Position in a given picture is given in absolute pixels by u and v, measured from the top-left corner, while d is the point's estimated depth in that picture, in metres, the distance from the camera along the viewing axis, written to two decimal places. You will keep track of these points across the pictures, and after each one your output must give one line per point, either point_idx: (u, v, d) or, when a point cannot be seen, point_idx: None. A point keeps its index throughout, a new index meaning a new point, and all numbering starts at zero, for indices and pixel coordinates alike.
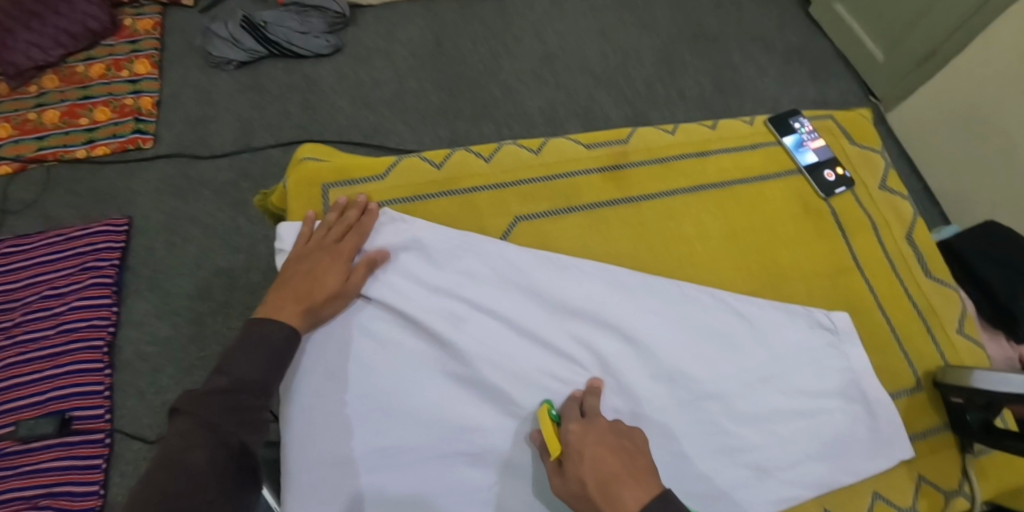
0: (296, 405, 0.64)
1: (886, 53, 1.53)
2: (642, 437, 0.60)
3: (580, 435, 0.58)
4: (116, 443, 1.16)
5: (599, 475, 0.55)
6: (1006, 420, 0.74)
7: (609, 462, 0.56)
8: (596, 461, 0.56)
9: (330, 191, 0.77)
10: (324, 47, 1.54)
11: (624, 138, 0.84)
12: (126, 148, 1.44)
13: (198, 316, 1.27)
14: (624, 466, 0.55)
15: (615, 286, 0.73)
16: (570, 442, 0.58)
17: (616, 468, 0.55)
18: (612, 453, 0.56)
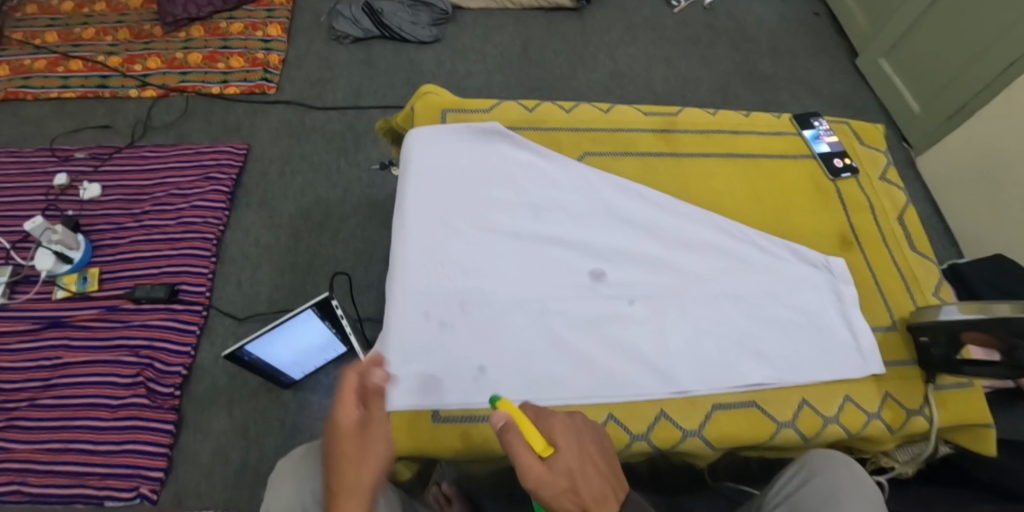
0: (414, 248, 0.87)
1: (922, 104, 1.72)
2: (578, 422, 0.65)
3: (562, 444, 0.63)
4: (210, 317, 1.38)
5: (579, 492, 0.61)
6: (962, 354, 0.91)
7: (588, 474, 0.61)
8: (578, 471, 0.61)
9: (448, 114, 1.02)
10: (428, 36, 1.83)
11: (674, 112, 1.06)
12: (253, 91, 1.71)
13: (296, 231, 1.49)
14: (604, 483, 0.61)
15: (664, 207, 0.93)
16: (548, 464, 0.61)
17: (601, 481, 0.62)
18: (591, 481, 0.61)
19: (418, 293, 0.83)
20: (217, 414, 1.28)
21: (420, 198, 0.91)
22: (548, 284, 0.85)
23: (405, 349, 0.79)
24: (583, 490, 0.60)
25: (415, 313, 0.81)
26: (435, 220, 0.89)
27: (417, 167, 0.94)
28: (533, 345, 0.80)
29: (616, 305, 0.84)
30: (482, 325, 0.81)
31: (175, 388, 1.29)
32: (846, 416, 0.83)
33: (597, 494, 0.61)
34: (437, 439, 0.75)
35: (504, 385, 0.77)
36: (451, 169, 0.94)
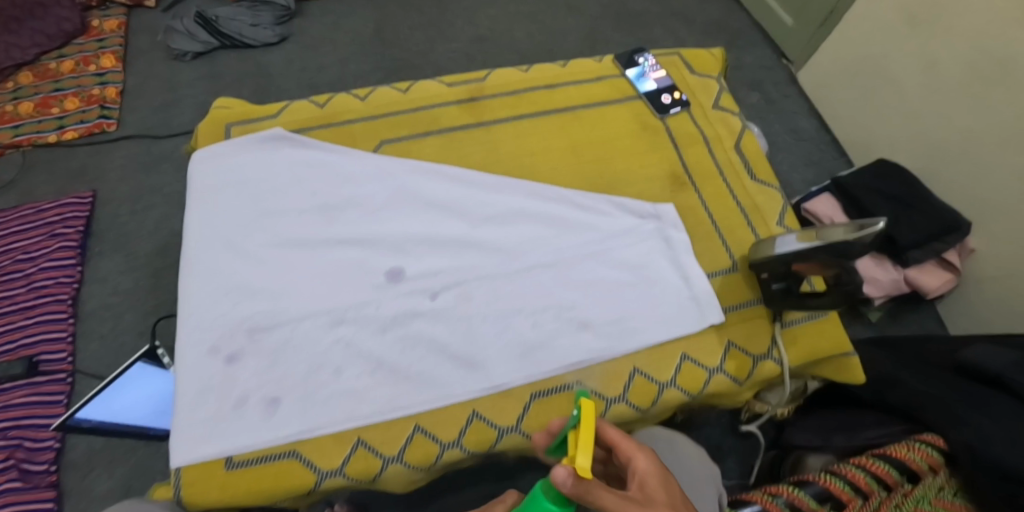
0: (193, 280, 0.78)
1: (794, 18, 1.66)
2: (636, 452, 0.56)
3: (653, 488, 0.51)
4: (77, 382, 1.31)
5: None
6: (813, 283, 0.85)
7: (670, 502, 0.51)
8: None
9: (233, 129, 0.93)
10: (272, 36, 1.70)
11: (482, 78, 0.97)
12: (93, 131, 1.58)
13: (153, 270, 1.42)
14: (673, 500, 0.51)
15: (468, 183, 0.86)
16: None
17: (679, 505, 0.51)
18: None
19: (203, 330, 0.75)
20: (98, 478, 1.21)
21: (200, 224, 0.83)
22: (345, 293, 0.78)
23: (191, 395, 0.71)
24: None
25: (197, 354, 0.74)
26: (220, 246, 0.81)
27: (200, 191, 0.85)
28: (330, 364, 0.73)
29: (419, 300, 0.77)
30: (273, 350, 0.74)
31: (49, 464, 1.20)
32: (683, 377, 0.77)
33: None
34: (231, 485, 0.67)
35: (302, 414, 0.70)
36: (235, 185, 0.86)
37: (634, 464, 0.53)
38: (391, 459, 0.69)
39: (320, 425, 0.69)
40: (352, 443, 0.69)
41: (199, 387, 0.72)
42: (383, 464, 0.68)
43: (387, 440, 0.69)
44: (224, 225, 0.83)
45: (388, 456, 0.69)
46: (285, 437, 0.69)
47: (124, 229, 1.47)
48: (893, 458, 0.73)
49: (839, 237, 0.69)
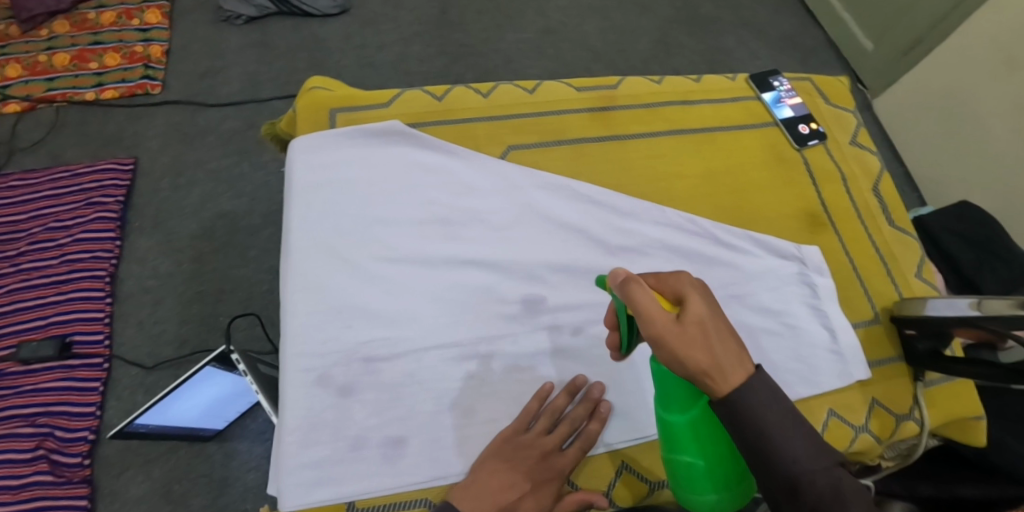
0: (300, 295, 0.70)
1: (874, 42, 1.60)
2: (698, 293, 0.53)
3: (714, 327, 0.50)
4: (114, 368, 1.21)
5: (713, 361, 0.49)
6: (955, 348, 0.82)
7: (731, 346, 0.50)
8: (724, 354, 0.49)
9: (338, 116, 0.83)
10: (332, 7, 1.59)
11: (613, 85, 0.89)
12: (134, 93, 1.46)
13: (196, 254, 1.31)
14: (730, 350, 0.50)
15: (601, 205, 0.79)
16: (697, 295, 0.52)
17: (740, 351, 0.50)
18: (732, 344, 0.50)
19: (311, 354, 0.67)
20: (134, 478, 1.13)
21: (305, 229, 0.74)
22: (471, 322, 0.70)
23: (302, 430, 0.64)
24: (725, 355, 0.49)
25: (309, 381, 0.66)
26: (330, 257, 0.72)
27: (301, 188, 0.76)
28: (459, 405, 0.66)
29: (556, 336, 0.71)
30: (395, 383, 0.67)
31: (83, 457, 1.12)
32: (829, 435, 0.73)
33: (732, 357, 0.49)
34: None
35: (432, 460, 0.64)
36: (341, 185, 0.76)
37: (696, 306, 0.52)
38: None
39: (454, 475, 0.63)
40: None
41: (315, 420, 0.65)
42: None
43: None
44: (331, 233, 0.74)
45: None
46: (414, 485, 0.63)
47: (165, 204, 1.36)
48: None
49: (1005, 311, 0.67)
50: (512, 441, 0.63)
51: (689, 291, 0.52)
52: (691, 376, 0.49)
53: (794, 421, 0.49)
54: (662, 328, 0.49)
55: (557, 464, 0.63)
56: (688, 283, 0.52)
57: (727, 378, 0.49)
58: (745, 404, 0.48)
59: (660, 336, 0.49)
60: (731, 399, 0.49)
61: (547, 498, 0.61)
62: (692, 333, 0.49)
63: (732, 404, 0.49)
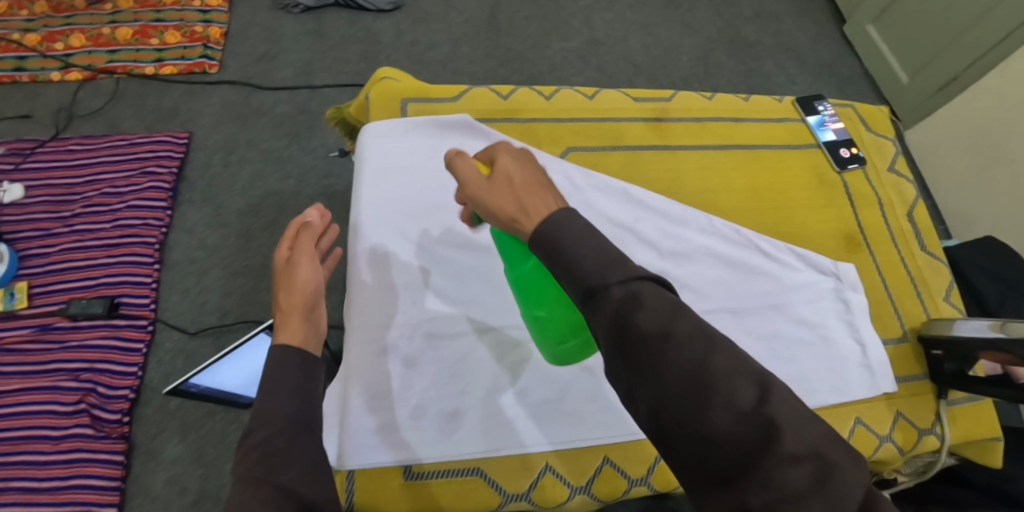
0: (370, 270, 0.75)
1: (910, 76, 1.64)
2: (512, 155, 0.55)
3: (516, 180, 0.52)
4: (157, 332, 1.25)
5: (517, 206, 0.51)
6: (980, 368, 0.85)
7: (537, 191, 0.51)
8: (526, 198, 0.50)
9: (409, 105, 0.88)
10: (386, 3, 1.65)
11: (668, 97, 0.93)
12: (192, 71, 1.52)
13: (244, 229, 1.36)
14: (534, 196, 0.51)
15: (653, 208, 0.83)
16: (507, 154, 0.55)
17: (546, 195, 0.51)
18: (539, 191, 0.51)
19: (376, 324, 0.73)
20: (171, 439, 1.17)
21: (374, 209, 0.79)
22: None
23: (366, 394, 0.69)
24: (528, 200, 0.50)
25: (374, 350, 0.71)
26: (398, 237, 0.78)
27: (373, 171, 0.81)
28: (513, 383, 0.72)
29: None
30: (457, 358, 0.72)
31: (123, 414, 1.17)
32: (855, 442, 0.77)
33: (536, 196, 0.50)
34: (414, 496, 0.67)
35: (487, 431, 0.69)
36: (412, 171, 0.82)
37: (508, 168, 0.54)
38: (578, 489, 0.69)
39: (506, 447, 0.69)
40: (540, 469, 0.69)
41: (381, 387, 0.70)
42: (570, 493, 0.69)
43: (574, 470, 0.69)
44: (401, 216, 0.79)
45: (575, 485, 0.69)
46: (468, 454, 0.68)
47: (215, 179, 1.41)
48: None
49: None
50: None
51: (501, 156, 0.55)
52: (506, 222, 0.51)
53: (596, 238, 0.47)
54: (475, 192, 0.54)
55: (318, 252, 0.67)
56: (502, 147, 0.56)
57: (534, 215, 0.49)
58: (545, 231, 0.48)
59: (475, 195, 0.54)
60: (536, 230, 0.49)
61: None
62: (498, 185, 0.52)
63: (540, 234, 0.48)
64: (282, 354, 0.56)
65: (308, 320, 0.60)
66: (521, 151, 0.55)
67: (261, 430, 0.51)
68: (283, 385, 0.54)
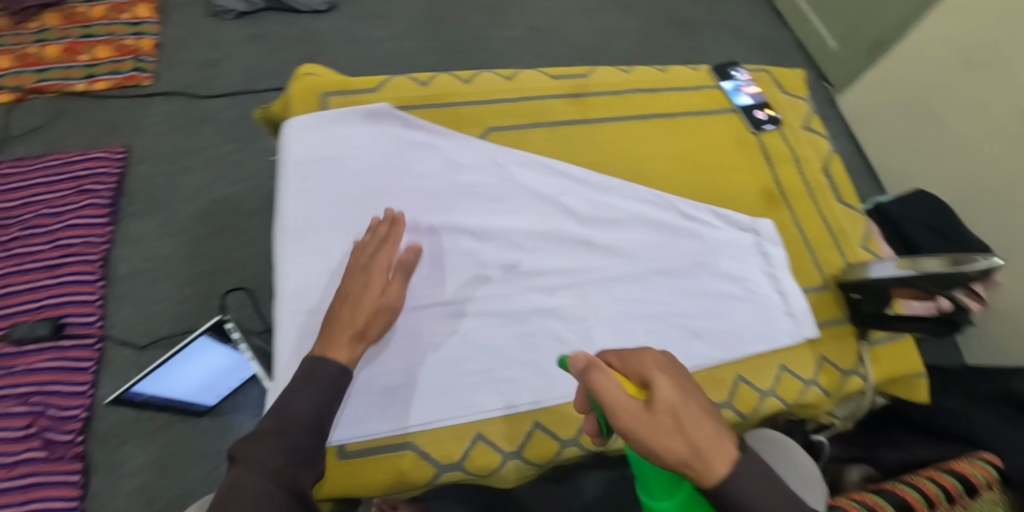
0: (297, 262, 0.76)
1: (840, 43, 1.69)
2: (655, 363, 0.51)
3: (689, 418, 0.47)
4: (107, 349, 1.24)
5: (692, 449, 0.47)
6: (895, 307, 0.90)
7: (710, 429, 0.48)
8: (706, 442, 0.47)
9: (330, 99, 0.89)
10: (321, 3, 1.63)
11: (585, 74, 0.96)
12: (126, 84, 1.49)
13: (190, 237, 1.34)
14: (712, 436, 0.48)
15: (575, 179, 0.84)
16: (664, 377, 0.49)
17: (723, 435, 0.48)
18: (710, 426, 0.48)
19: (307, 313, 0.74)
20: (131, 451, 1.17)
21: (298, 201, 0.79)
22: (452, 277, 0.75)
23: None
24: (703, 438, 0.47)
25: (305, 338, 0.72)
26: (327, 227, 0.78)
27: (297, 163, 0.81)
28: (445, 358, 0.71)
29: (535, 298, 0.76)
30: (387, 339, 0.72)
31: (76, 434, 1.15)
32: (782, 387, 0.78)
33: (710, 435, 0.48)
34: (348, 477, 0.65)
35: (416, 406, 0.69)
36: (334, 159, 0.82)
37: (661, 389, 0.48)
38: (511, 454, 0.69)
39: (437, 418, 0.69)
40: (471, 437, 0.69)
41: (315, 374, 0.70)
42: (503, 459, 0.69)
43: (508, 435, 0.69)
44: (326, 205, 0.79)
45: (508, 451, 0.69)
46: (400, 429, 0.67)
47: (157, 190, 1.38)
48: (957, 472, 0.78)
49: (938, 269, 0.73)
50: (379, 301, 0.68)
51: (655, 373, 0.50)
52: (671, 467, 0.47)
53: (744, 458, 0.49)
54: (632, 417, 0.47)
55: (381, 262, 0.70)
56: (651, 364, 0.50)
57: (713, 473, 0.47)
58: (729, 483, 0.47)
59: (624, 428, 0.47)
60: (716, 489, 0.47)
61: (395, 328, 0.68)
62: (663, 423, 0.47)
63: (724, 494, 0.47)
64: (326, 362, 0.62)
65: (355, 347, 0.64)
66: (669, 360, 0.51)
67: (276, 419, 0.58)
68: (311, 388, 0.60)
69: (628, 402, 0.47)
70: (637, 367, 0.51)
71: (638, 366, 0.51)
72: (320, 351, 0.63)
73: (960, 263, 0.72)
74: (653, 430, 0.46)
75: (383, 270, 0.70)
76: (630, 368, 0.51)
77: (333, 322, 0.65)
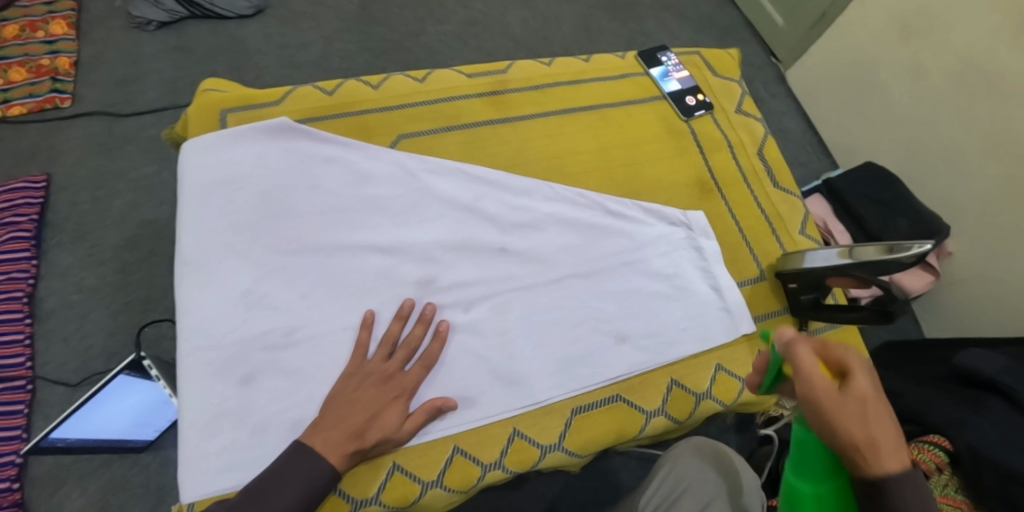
0: (195, 295, 0.71)
1: (785, 17, 1.65)
2: (864, 358, 0.51)
3: (874, 406, 0.48)
4: (39, 389, 1.17)
5: (870, 440, 0.47)
6: (835, 297, 0.87)
7: (890, 425, 0.48)
8: (886, 435, 0.47)
9: (230, 116, 0.83)
10: (246, 8, 1.55)
11: (503, 69, 0.91)
12: (43, 107, 1.40)
13: (121, 265, 1.28)
14: (890, 430, 0.48)
15: (492, 184, 0.80)
16: (864, 370, 0.50)
17: (899, 435, 0.48)
18: (893, 424, 0.49)
19: (210, 349, 0.69)
20: (69, 495, 1.11)
21: (195, 228, 0.74)
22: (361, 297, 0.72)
23: (202, 422, 0.66)
24: (880, 432, 0.47)
25: (206, 375, 0.68)
26: (226, 255, 0.73)
27: (193, 188, 0.76)
28: None
29: (449, 313, 0.71)
30: (297, 371, 0.69)
31: (11, 482, 1.08)
32: (718, 387, 0.75)
33: (889, 432, 0.48)
34: None
35: None
36: (233, 181, 0.77)
37: (857, 377, 0.50)
38: (430, 483, 0.64)
39: None
40: (388, 467, 0.64)
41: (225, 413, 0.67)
42: (422, 489, 0.64)
43: (425, 464, 0.65)
44: (224, 232, 0.74)
45: (427, 480, 0.64)
46: None
47: (82, 218, 1.31)
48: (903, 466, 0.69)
49: (875, 256, 0.71)
50: (372, 386, 0.64)
51: (854, 363, 0.51)
52: (845, 452, 0.48)
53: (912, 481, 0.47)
54: (831, 398, 0.49)
55: (401, 383, 0.65)
56: (856, 356, 0.51)
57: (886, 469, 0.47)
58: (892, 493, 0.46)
59: (821, 405, 0.49)
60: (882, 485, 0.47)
61: (398, 412, 0.64)
62: (856, 409, 0.48)
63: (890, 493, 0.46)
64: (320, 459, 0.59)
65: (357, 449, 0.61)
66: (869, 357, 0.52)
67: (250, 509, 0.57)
68: (287, 481, 0.58)
69: (825, 383, 0.50)
70: (846, 352, 0.51)
71: (839, 351, 0.52)
72: (311, 441, 0.61)
73: (894, 250, 0.71)
74: (837, 409, 0.48)
75: (406, 398, 0.65)
76: (833, 352, 0.52)
77: (337, 412, 0.62)
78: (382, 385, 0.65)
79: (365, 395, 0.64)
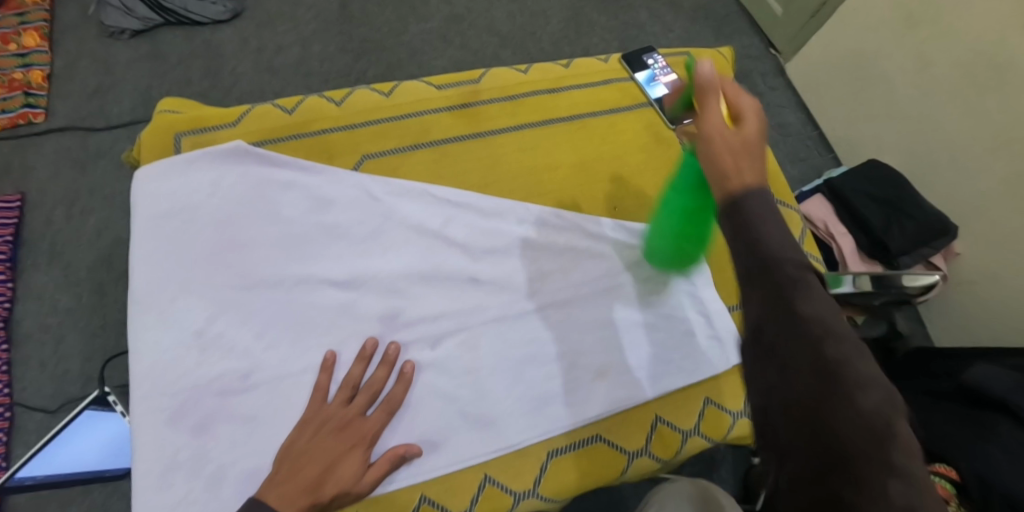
0: (144, 338, 0.66)
1: (782, 6, 1.58)
2: (763, 119, 0.50)
3: (747, 139, 0.47)
4: (17, 417, 1.14)
5: (733, 158, 0.46)
6: None
7: (757, 159, 0.46)
8: (749, 164, 0.45)
9: (184, 139, 0.79)
10: (222, 12, 1.50)
11: (476, 79, 0.86)
12: (16, 123, 1.36)
13: (96, 285, 1.25)
14: (754, 162, 0.46)
15: (463, 207, 0.75)
16: (756, 121, 0.49)
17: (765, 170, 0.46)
18: (761, 159, 0.47)
19: (162, 394, 0.65)
20: None
21: (147, 263, 0.70)
22: (320, 333, 0.68)
23: (153, 474, 0.62)
24: (745, 157, 0.46)
25: (158, 423, 0.64)
26: (179, 292, 0.69)
27: (145, 219, 0.72)
28: None
29: (414, 351, 0.67)
30: (255, 416, 0.65)
31: None
32: (706, 424, 0.71)
33: (755, 166, 0.46)
34: None
35: None
36: (187, 211, 0.72)
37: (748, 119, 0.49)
38: None
39: None
40: None
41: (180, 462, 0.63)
42: None
43: None
44: (177, 268, 0.70)
45: None
46: None
47: (57, 237, 1.28)
48: None
49: None
50: (329, 433, 0.61)
51: (749, 114, 0.50)
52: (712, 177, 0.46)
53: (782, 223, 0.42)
54: (715, 121, 0.48)
55: (359, 431, 0.61)
56: (753, 107, 0.50)
57: (746, 185, 0.44)
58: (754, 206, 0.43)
59: (707, 134, 0.48)
60: (731, 199, 0.44)
61: (357, 463, 0.60)
62: (733, 136, 0.47)
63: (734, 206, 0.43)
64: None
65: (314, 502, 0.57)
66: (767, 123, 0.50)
67: None
68: None
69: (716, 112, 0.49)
70: (756, 107, 0.50)
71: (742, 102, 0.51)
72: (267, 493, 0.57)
73: None
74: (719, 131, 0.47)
75: (365, 448, 0.61)
76: (740, 103, 0.51)
77: (293, 463, 0.59)
78: (338, 435, 0.61)
79: (320, 445, 0.60)
